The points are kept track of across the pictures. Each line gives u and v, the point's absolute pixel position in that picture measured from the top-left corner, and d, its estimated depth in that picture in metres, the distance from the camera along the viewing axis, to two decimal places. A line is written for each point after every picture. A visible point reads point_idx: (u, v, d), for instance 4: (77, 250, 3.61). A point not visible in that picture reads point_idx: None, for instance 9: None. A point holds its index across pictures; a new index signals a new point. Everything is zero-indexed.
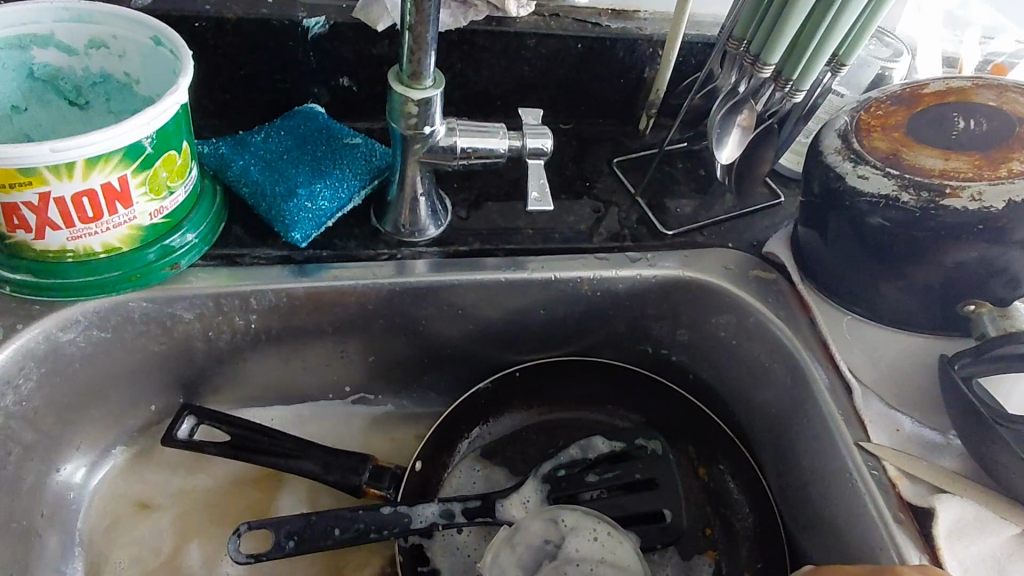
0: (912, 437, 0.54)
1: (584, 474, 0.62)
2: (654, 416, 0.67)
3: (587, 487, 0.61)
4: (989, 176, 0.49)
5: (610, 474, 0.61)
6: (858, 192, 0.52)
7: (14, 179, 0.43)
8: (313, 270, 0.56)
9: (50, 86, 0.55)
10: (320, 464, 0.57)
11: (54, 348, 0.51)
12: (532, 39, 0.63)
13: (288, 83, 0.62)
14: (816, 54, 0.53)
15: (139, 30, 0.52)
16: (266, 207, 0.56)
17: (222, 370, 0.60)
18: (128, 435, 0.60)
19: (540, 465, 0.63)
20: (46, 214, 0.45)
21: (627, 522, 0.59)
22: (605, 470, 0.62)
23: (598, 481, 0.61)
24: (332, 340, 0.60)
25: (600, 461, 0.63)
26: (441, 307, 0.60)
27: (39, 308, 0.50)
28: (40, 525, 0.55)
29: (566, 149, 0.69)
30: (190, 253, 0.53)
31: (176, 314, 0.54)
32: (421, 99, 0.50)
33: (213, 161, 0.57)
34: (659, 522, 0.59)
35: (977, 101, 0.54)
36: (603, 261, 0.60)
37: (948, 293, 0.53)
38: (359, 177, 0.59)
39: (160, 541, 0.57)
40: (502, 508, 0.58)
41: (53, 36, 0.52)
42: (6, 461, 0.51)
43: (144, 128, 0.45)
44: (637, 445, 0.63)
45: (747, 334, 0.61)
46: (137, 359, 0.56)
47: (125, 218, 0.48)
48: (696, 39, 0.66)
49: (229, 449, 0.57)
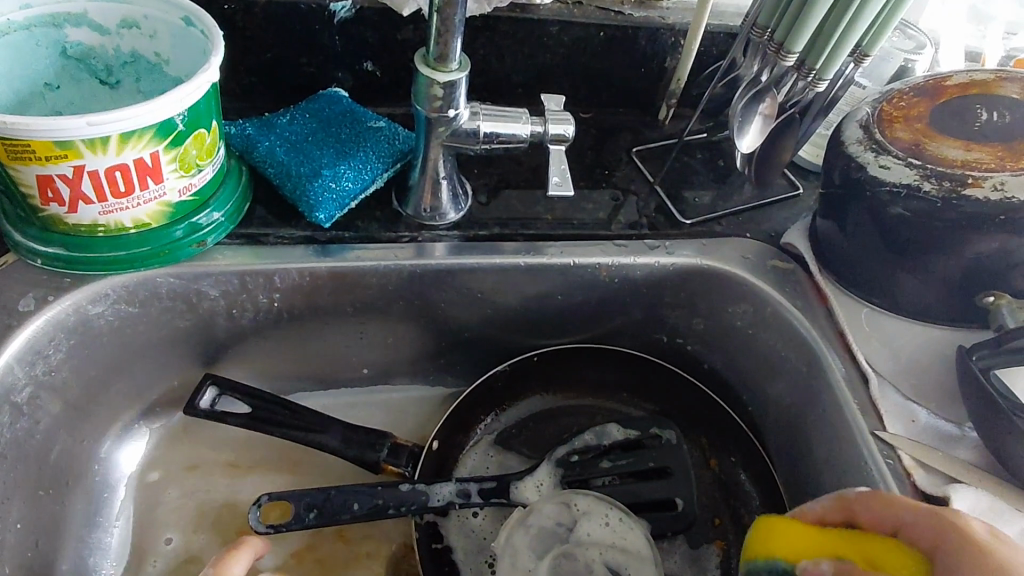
0: (928, 428, 0.54)
1: (599, 460, 0.62)
2: (668, 409, 0.68)
3: (600, 474, 0.61)
4: (1011, 167, 0.50)
5: (624, 461, 0.62)
6: (879, 181, 0.52)
7: (51, 152, 0.44)
8: (336, 251, 0.57)
9: (82, 64, 0.56)
10: (339, 440, 0.58)
11: (84, 321, 0.52)
12: (555, 26, 0.64)
13: (314, 67, 0.63)
14: (840, 44, 0.53)
15: (171, 10, 0.53)
16: (291, 187, 0.57)
17: (243, 347, 0.61)
18: (151, 408, 0.61)
19: (555, 449, 0.64)
20: (80, 188, 0.46)
21: (642, 509, 0.60)
22: (621, 457, 0.62)
23: (612, 468, 0.62)
24: (353, 320, 0.61)
25: (615, 446, 0.63)
26: (460, 291, 0.60)
27: (70, 281, 0.51)
28: (66, 494, 0.56)
29: (586, 138, 0.69)
30: (216, 231, 0.54)
31: (202, 291, 0.55)
32: (446, 81, 0.50)
33: (239, 142, 0.58)
34: (668, 510, 0.60)
35: (1000, 93, 0.55)
36: (622, 247, 0.61)
37: (967, 285, 0.54)
38: (382, 160, 0.59)
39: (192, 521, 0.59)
40: (516, 490, 0.59)
41: (87, 15, 0.54)
42: (34, 430, 0.52)
43: (177, 105, 0.46)
44: (650, 434, 0.64)
45: (764, 322, 0.61)
46: (163, 333, 0.57)
47: (155, 195, 0.49)
48: (718, 29, 0.66)
49: (250, 421, 0.58)
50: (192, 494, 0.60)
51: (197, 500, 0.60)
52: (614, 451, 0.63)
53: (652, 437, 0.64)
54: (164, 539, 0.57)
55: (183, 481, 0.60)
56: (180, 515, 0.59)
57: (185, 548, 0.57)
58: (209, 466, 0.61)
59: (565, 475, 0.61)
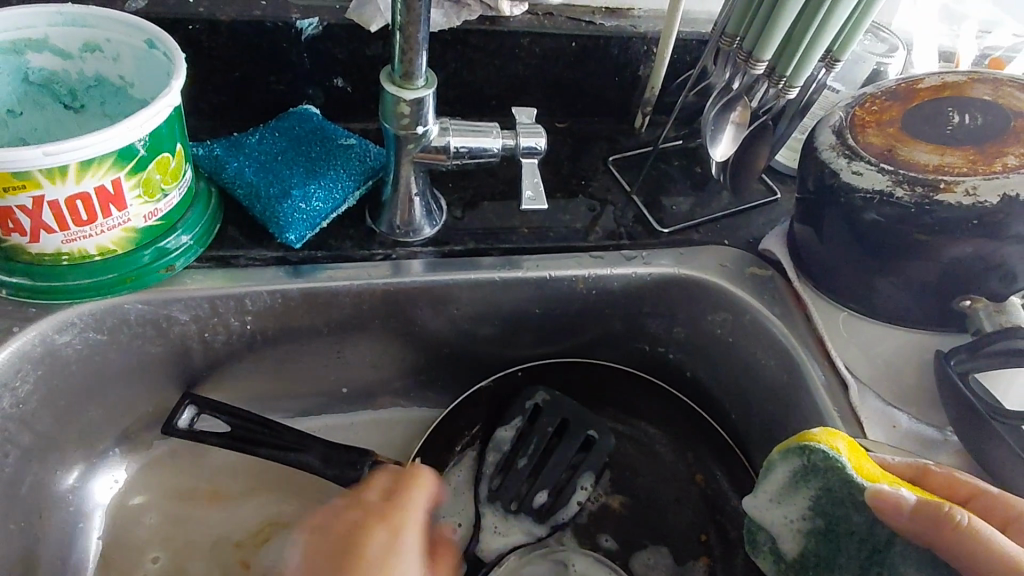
0: (909, 434, 0.54)
1: (512, 462, 0.62)
2: (642, 412, 0.67)
3: (523, 474, 0.62)
4: (983, 171, 0.49)
5: (532, 447, 0.63)
6: (853, 188, 0.52)
7: (9, 183, 0.43)
8: (308, 271, 0.56)
9: (45, 90, 0.55)
10: (320, 459, 0.57)
11: (51, 351, 0.51)
12: (526, 38, 0.63)
13: (283, 85, 0.63)
14: (810, 51, 0.53)
15: (133, 33, 0.52)
16: (261, 208, 0.56)
17: (218, 370, 0.60)
18: (124, 435, 0.60)
19: (477, 488, 0.62)
20: (41, 218, 0.45)
21: (576, 465, 0.63)
22: (527, 447, 0.63)
23: (530, 459, 0.62)
24: (329, 340, 0.60)
25: (514, 443, 0.63)
26: (437, 307, 0.60)
27: (35, 311, 0.50)
28: (38, 527, 0.55)
29: (562, 148, 0.69)
30: (185, 254, 0.53)
31: (171, 316, 0.54)
32: (413, 99, 0.50)
33: (207, 162, 0.57)
34: (592, 447, 0.63)
35: (973, 95, 0.54)
36: (599, 259, 0.60)
37: (944, 289, 0.53)
38: (353, 178, 0.59)
39: (175, 551, 0.58)
40: (481, 550, 0.59)
41: (48, 40, 0.53)
42: (3, 463, 0.52)
43: (138, 130, 0.45)
44: (526, 408, 0.64)
45: (743, 331, 0.60)
46: (134, 359, 0.56)
47: (119, 221, 0.48)
48: (690, 37, 0.66)
49: (228, 440, 0.57)
50: (172, 519, 0.59)
51: (177, 529, 0.59)
52: (519, 446, 0.63)
53: (529, 411, 0.64)
54: (149, 558, 0.57)
55: (174, 507, 0.60)
56: (154, 537, 0.58)
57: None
58: (203, 494, 0.61)
59: (512, 497, 0.61)
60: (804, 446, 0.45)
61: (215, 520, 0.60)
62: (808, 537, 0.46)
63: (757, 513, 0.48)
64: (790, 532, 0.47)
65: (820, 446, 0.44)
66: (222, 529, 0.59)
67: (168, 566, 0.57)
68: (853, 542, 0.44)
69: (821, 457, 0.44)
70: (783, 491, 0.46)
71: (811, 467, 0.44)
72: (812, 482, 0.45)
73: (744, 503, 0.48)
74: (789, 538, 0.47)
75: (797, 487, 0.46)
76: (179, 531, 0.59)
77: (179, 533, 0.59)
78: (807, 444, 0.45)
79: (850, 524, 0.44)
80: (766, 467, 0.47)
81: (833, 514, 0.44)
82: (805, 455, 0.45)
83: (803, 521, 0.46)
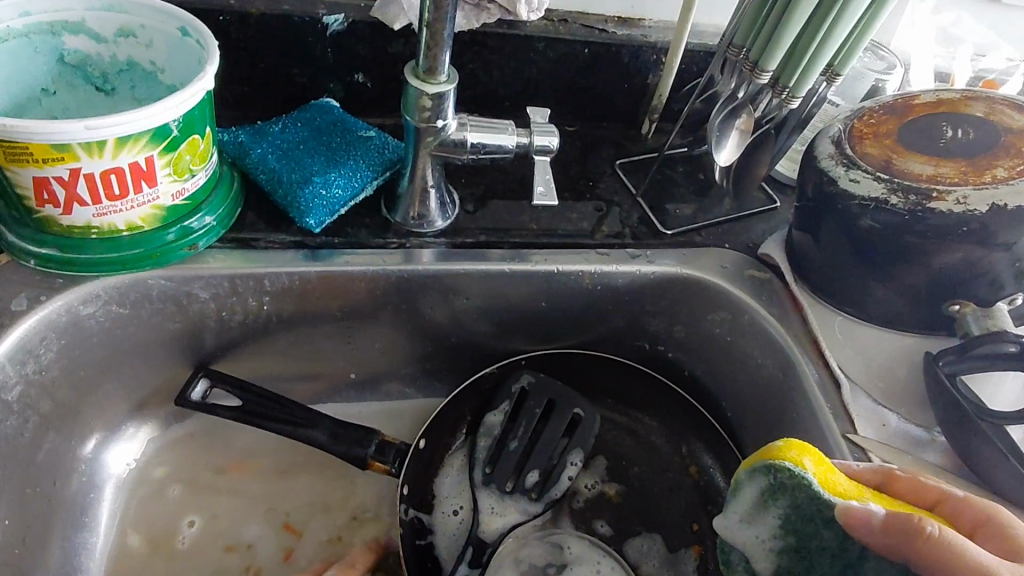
0: (898, 432, 0.56)
1: (504, 444, 0.64)
2: (637, 402, 0.69)
3: (515, 457, 0.63)
4: (974, 182, 0.52)
5: (521, 430, 0.64)
6: (850, 195, 0.54)
7: (48, 154, 0.45)
8: (325, 255, 0.58)
9: (79, 72, 0.58)
10: (327, 435, 0.59)
11: (74, 321, 0.53)
12: (541, 42, 0.66)
13: (306, 78, 0.65)
14: (813, 62, 0.55)
15: (167, 21, 0.54)
16: (282, 193, 0.58)
17: (232, 351, 0.62)
18: (138, 409, 0.62)
19: (472, 472, 0.63)
20: (75, 189, 0.47)
21: (566, 445, 0.65)
22: (516, 430, 0.64)
23: (521, 443, 0.64)
24: (341, 325, 0.62)
25: (504, 427, 0.65)
26: (446, 296, 0.61)
27: (62, 282, 0.52)
28: (52, 493, 0.56)
29: (571, 150, 0.71)
30: (207, 235, 0.55)
31: (192, 293, 0.56)
32: (435, 93, 0.52)
33: (232, 149, 0.60)
34: (578, 428, 0.65)
35: (966, 112, 0.57)
36: (605, 256, 0.63)
37: (934, 294, 0.56)
38: (372, 168, 0.61)
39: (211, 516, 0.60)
40: (483, 530, 0.61)
41: (84, 24, 0.55)
42: (23, 429, 0.53)
43: (174, 111, 0.47)
44: (512, 391, 0.66)
45: (741, 330, 0.63)
46: (152, 335, 0.58)
47: (149, 198, 0.50)
48: (698, 48, 0.69)
49: (240, 413, 0.59)
50: (199, 487, 0.62)
51: (207, 497, 0.61)
52: (509, 429, 0.65)
53: (515, 396, 0.65)
54: (187, 522, 0.60)
55: (195, 478, 0.62)
56: (180, 503, 0.61)
57: (198, 536, 0.59)
58: (234, 462, 0.63)
59: (508, 478, 0.63)
60: (771, 464, 0.44)
61: (251, 490, 0.62)
62: (780, 556, 0.45)
63: (726, 532, 0.47)
64: (762, 551, 0.46)
65: (785, 464, 0.44)
66: (257, 499, 0.62)
67: (203, 531, 0.60)
68: (824, 556, 0.44)
69: (788, 475, 0.44)
70: (754, 511, 0.46)
71: (777, 485, 0.44)
72: (780, 500, 0.44)
73: (715, 525, 0.48)
74: (763, 556, 0.46)
75: (766, 506, 0.45)
76: (217, 497, 0.62)
77: (208, 495, 0.62)
78: (773, 463, 0.44)
79: (821, 539, 0.43)
80: (734, 488, 0.47)
81: (803, 531, 0.44)
82: (772, 474, 0.44)
83: (774, 539, 0.45)
